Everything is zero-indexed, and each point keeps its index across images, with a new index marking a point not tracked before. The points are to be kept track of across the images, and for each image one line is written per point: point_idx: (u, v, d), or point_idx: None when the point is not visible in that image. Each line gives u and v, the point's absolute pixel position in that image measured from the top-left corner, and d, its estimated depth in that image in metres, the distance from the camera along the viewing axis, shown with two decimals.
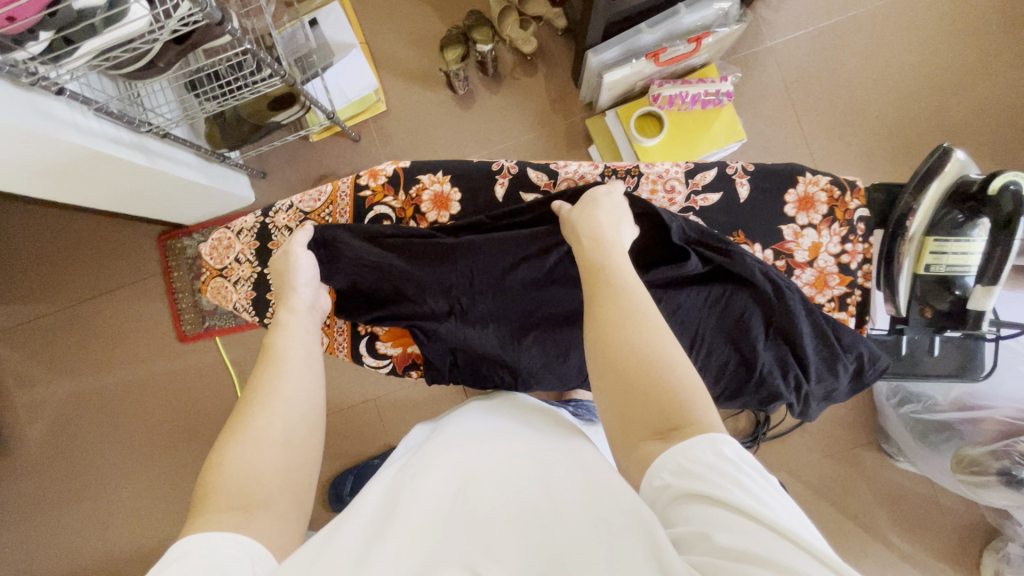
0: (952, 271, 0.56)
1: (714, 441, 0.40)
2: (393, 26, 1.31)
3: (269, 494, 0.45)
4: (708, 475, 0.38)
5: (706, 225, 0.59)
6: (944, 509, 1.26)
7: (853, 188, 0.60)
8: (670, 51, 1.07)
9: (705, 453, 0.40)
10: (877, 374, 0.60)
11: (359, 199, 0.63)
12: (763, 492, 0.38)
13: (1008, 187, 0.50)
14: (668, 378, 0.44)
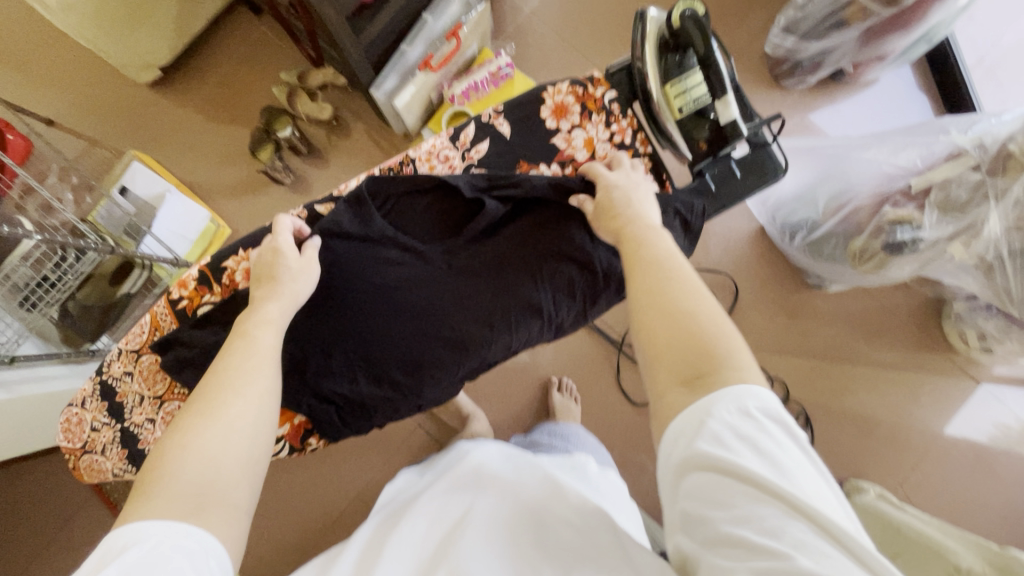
0: (700, 100, 0.60)
1: (743, 396, 0.41)
2: (204, 158, 1.35)
3: (223, 488, 0.41)
4: (732, 444, 0.38)
5: (492, 170, 0.63)
6: (890, 304, 1.34)
7: (592, 79, 0.64)
8: (437, 55, 1.13)
9: (735, 409, 0.40)
10: (700, 218, 0.63)
11: (178, 312, 0.61)
12: (774, 448, 0.38)
13: (686, 16, 0.58)
14: (694, 325, 0.46)
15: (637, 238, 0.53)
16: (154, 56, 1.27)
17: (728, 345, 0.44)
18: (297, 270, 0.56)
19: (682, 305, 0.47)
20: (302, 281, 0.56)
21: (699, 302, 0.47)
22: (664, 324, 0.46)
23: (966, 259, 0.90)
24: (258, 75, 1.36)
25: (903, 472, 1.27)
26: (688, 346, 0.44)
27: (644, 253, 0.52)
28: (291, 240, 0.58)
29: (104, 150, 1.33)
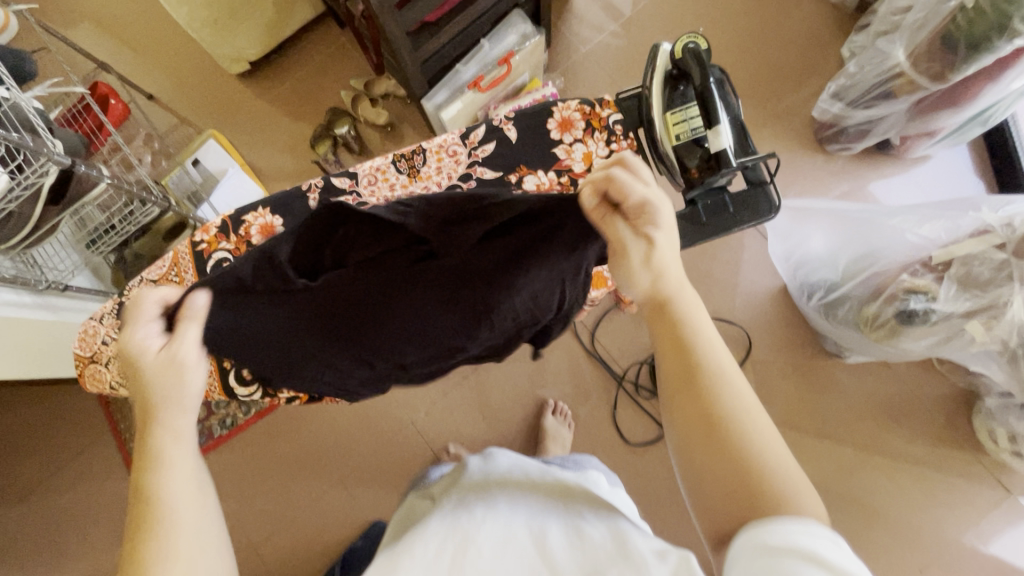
0: (696, 131, 0.63)
1: (810, 524, 0.45)
2: (269, 145, 1.49)
3: None
4: (806, 546, 0.42)
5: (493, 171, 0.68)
6: (918, 389, 1.26)
7: (602, 102, 0.69)
8: (487, 77, 1.21)
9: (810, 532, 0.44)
10: None
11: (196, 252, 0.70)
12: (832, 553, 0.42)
13: (688, 47, 0.62)
14: (755, 449, 0.51)
15: (690, 319, 0.56)
16: (246, 51, 1.43)
17: (799, 500, 0.48)
18: (176, 362, 0.59)
19: (741, 419, 0.52)
20: (192, 355, 0.60)
21: (744, 398, 0.53)
22: (705, 425, 0.52)
23: (988, 342, 0.86)
24: (332, 79, 1.51)
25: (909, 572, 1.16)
26: (745, 471, 0.50)
27: (714, 359, 0.55)
28: (151, 331, 0.60)
29: (190, 127, 1.51)
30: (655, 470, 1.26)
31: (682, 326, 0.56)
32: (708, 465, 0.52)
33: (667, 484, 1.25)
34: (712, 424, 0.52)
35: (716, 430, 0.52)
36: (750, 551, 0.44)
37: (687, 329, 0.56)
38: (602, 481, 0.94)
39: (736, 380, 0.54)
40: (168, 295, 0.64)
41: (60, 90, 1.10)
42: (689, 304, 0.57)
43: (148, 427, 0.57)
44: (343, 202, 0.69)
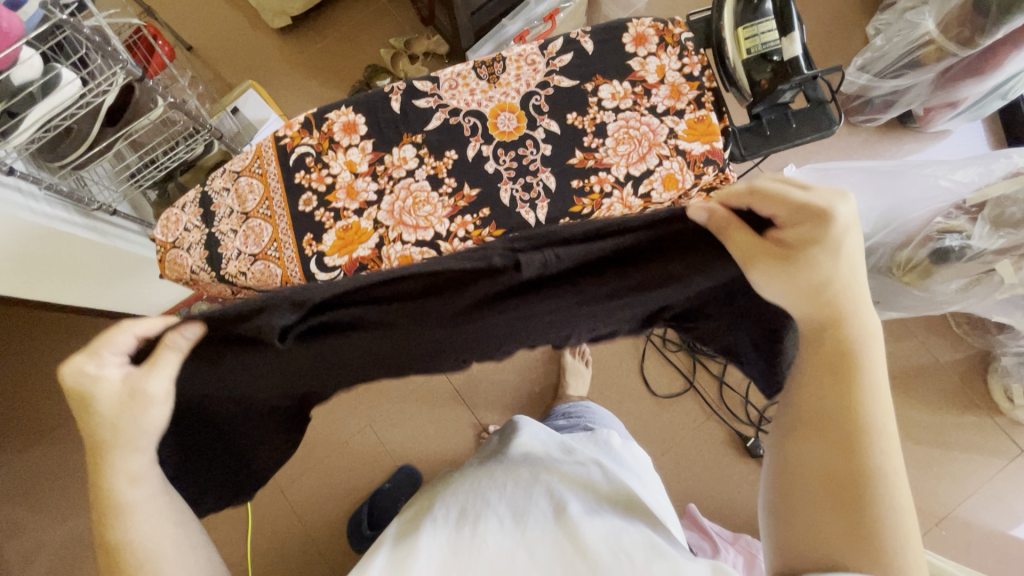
0: (768, 45, 0.67)
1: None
2: (307, 98, 1.52)
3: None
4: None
5: (570, 80, 0.71)
6: (935, 350, 1.31)
7: (674, 22, 0.71)
8: (531, 32, 1.25)
9: (876, 573, 0.46)
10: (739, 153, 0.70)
11: (280, 146, 0.72)
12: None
13: None
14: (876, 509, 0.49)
15: (858, 315, 0.50)
16: (289, 4, 1.46)
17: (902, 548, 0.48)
18: (141, 390, 0.48)
19: (860, 399, 0.50)
20: (161, 406, 0.49)
21: (879, 389, 0.51)
22: (833, 430, 0.51)
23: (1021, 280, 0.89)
24: (371, 37, 1.54)
25: (926, 524, 1.21)
26: (870, 521, 0.48)
27: (873, 417, 0.50)
28: (121, 368, 0.48)
29: (228, 79, 1.53)
30: (681, 422, 1.28)
31: (855, 355, 0.50)
32: (819, 457, 0.51)
33: (693, 437, 1.28)
34: (841, 432, 0.50)
35: (843, 434, 0.50)
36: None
37: (849, 326, 0.50)
38: (612, 437, 0.88)
39: (880, 373, 0.51)
40: (146, 329, 0.48)
41: (118, 21, 1.11)
42: (862, 307, 0.50)
43: (98, 447, 0.49)
44: (425, 103, 0.72)
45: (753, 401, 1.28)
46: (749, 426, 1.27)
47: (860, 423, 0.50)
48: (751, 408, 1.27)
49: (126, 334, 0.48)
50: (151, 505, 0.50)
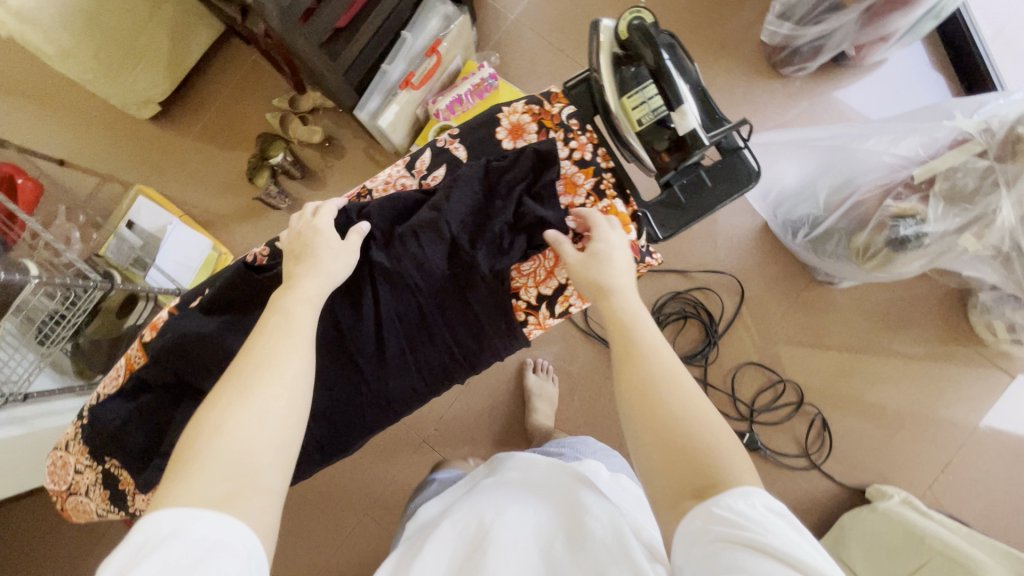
0: (660, 112, 0.57)
1: (747, 494, 0.39)
2: (203, 186, 1.38)
3: (263, 474, 0.42)
4: (748, 525, 0.37)
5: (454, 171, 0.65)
6: (911, 295, 1.26)
7: (550, 96, 0.64)
8: (417, 72, 1.13)
9: (739, 502, 0.38)
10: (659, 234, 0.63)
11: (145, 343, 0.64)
12: (795, 545, 0.36)
13: (632, 23, 0.57)
14: (697, 435, 0.43)
15: (656, 351, 0.49)
16: (151, 92, 1.30)
17: (718, 453, 0.42)
18: (336, 251, 0.59)
19: (691, 431, 0.43)
20: (341, 261, 0.58)
21: (711, 422, 0.44)
22: (685, 463, 0.42)
23: (981, 250, 0.85)
24: (253, 102, 1.39)
25: (933, 475, 1.22)
26: (683, 458, 0.42)
27: (654, 357, 0.48)
28: (333, 220, 0.61)
29: (111, 185, 1.38)
30: None
31: (613, 307, 0.52)
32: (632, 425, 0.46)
33: None
34: (692, 461, 0.42)
35: (705, 479, 0.41)
36: (697, 547, 0.37)
37: (656, 365, 0.47)
38: (600, 469, 0.75)
39: (703, 407, 0.45)
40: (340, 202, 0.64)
41: None
42: (654, 340, 0.49)
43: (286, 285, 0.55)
44: None
45: (740, 396, 1.25)
46: (742, 421, 1.24)
47: (625, 365, 0.48)
48: (740, 404, 1.25)
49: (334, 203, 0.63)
50: (290, 380, 0.47)
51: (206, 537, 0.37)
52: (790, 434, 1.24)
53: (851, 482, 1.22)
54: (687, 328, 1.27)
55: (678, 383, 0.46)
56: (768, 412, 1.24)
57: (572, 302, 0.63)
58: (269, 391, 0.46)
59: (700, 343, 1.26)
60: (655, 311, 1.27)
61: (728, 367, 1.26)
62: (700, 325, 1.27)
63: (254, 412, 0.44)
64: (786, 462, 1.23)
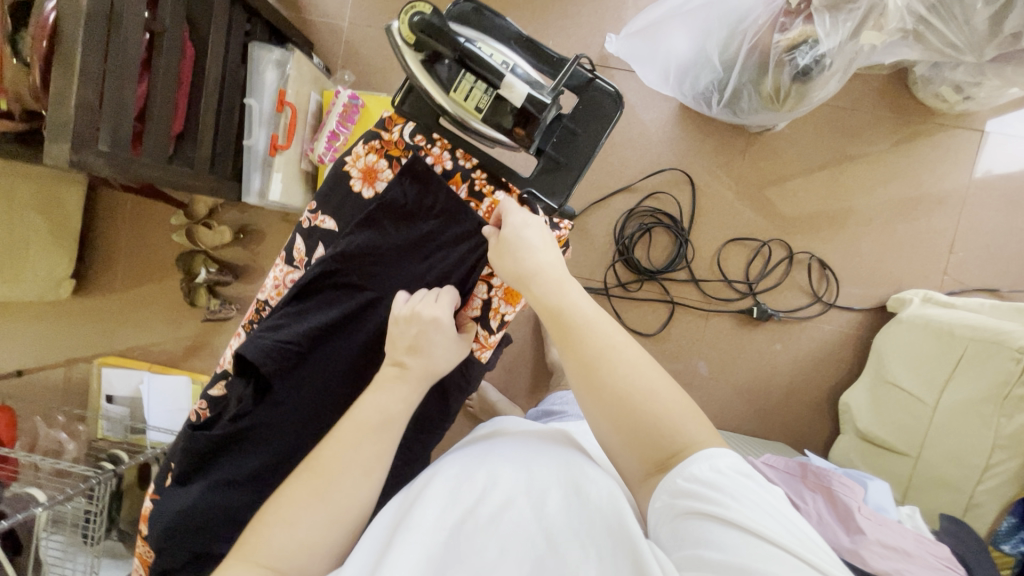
0: (492, 91, 0.53)
1: (709, 457, 0.46)
2: (151, 331, 1.36)
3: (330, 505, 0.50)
4: (707, 494, 0.44)
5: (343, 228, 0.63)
6: (854, 100, 1.19)
7: (385, 123, 0.63)
8: (280, 132, 1.07)
9: (703, 469, 0.46)
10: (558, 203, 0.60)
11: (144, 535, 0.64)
12: (752, 505, 0.43)
13: (416, 21, 0.52)
14: (653, 409, 0.48)
15: (593, 327, 0.51)
16: (59, 269, 1.27)
17: (676, 425, 0.48)
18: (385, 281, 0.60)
19: (648, 407, 0.48)
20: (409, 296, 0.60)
21: (657, 390, 0.49)
22: (643, 437, 0.48)
23: (889, 39, 0.81)
24: (154, 231, 1.34)
25: (942, 260, 1.20)
26: (650, 432, 0.48)
27: (599, 335, 0.51)
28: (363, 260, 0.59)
29: (75, 372, 1.37)
30: (688, 338, 1.25)
31: (546, 299, 0.53)
32: (596, 409, 0.50)
33: (704, 341, 1.25)
34: (645, 436, 0.48)
35: (665, 452, 0.48)
36: (670, 513, 0.46)
37: (597, 347, 0.50)
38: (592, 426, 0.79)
39: (654, 376, 0.49)
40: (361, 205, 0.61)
41: None
42: (587, 317, 0.51)
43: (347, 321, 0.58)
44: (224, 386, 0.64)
45: (733, 276, 1.23)
46: (746, 298, 1.23)
47: (574, 348, 0.51)
48: (736, 283, 1.23)
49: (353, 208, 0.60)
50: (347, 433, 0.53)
51: None
52: (794, 287, 1.22)
53: (870, 303, 1.21)
54: (655, 238, 1.24)
55: (626, 360, 0.50)
56: (765, 278, 1.22)
57: (504, 313, 0.63)
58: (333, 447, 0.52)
59: (672, 246, 1.23)
60: (619, 238, 1.24)
61: (709, 256, 1.24)
62: (664, 230, 1.23)
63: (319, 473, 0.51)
64: (802, 315, 1.22)
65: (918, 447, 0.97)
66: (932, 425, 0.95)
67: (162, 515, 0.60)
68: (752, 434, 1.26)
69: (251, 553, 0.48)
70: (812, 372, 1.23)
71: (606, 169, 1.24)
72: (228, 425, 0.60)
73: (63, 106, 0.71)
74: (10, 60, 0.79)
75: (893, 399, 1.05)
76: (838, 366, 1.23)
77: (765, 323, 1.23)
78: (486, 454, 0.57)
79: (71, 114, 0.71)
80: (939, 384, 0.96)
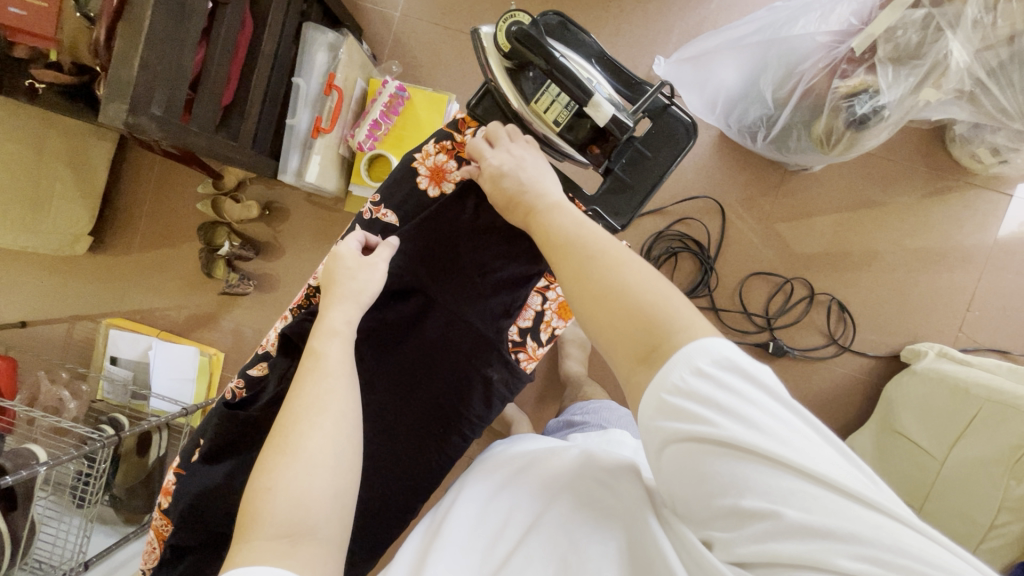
0: (573, 105, 0.54)
1: (686, 359, 0.40)
2: (163, 297, 1.34)
3: (316, 520, 0.43)
4: (695, 415, 0.39)
5: (403, 224, 0.63)
6: (889, 150, 1.21)
7: (458, 125, 0.62)
8: (324, 115, 1.06)
9: (682, 379, 0.40)
10: (622, 220, 0.60)
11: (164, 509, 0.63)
12: (745, 410, 0.39)
13: (510, 30, 0.52)
14: (631, 297, 0.44)
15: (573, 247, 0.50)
16: (79, 224, 1.25)
17: (667, 308, 0.43)
18: (356, 269, 0.58)
19: (627, 300, 0.44)
20: (367, 277, 0.58)
21: (628, 285, 0.45)
22: (631, 328, 0.44)
23: (944, 97, 0.83)
24: (178, 197, 1.33)
25: (959, 317, 1.21)
26: (630, 323, 0.44)
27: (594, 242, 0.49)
28: (353, 241, 0.60)
29: (81, 331, 1.36)
30: None
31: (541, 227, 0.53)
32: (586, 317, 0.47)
33: None
34: (637, 326, 0.43)
35: (648, 343, 0.43)
36: (656, 438, 0.42)
37: (589, 252, 0.48)
38: (625, 437, 0.77)
39: (629, 275, 0.45)
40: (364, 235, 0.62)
41: None
42: (570, 237, 0.50)
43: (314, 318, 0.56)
44: (262, 367, 0.62)
45: (753, 309, 1.24)
46: (763, 332, 1.24)
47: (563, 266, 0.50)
48: (755, 317, 1.24)
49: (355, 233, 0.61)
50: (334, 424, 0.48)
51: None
52: (811, 327, 1.23)
53: (883, 351, 1.23)
54: (681, 263, 1.24)
55: (608, 267, 0.46)
56: (783, 315, 1.23)
57: (555, 326, 0.65)
58: (314, 443, 0.46)
59: (696, 273, 1.24)
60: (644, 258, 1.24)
61: (732, 286, 1.25)
62: (690, 256, 1.24)
63: (300, 469, 0.44)
64: (816, 355, 1.24)
65: (921, 499, 0.98)
66: (939, 479, 0.96)
67: (191, 489, 0.60)
68: None
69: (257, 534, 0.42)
70: (820, 413, 1.24)
71: None
72: (264, 408, 0.60)
73: (125, 66, 0.70)
74: (72, 12, 0.78)
75: (899, 449, 1.06)
76: (846, 410, 1.24)
77: (779, 359, 1.24)
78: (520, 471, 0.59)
79: (132, 76, 0.70)
80: (949, 440, 0.97)
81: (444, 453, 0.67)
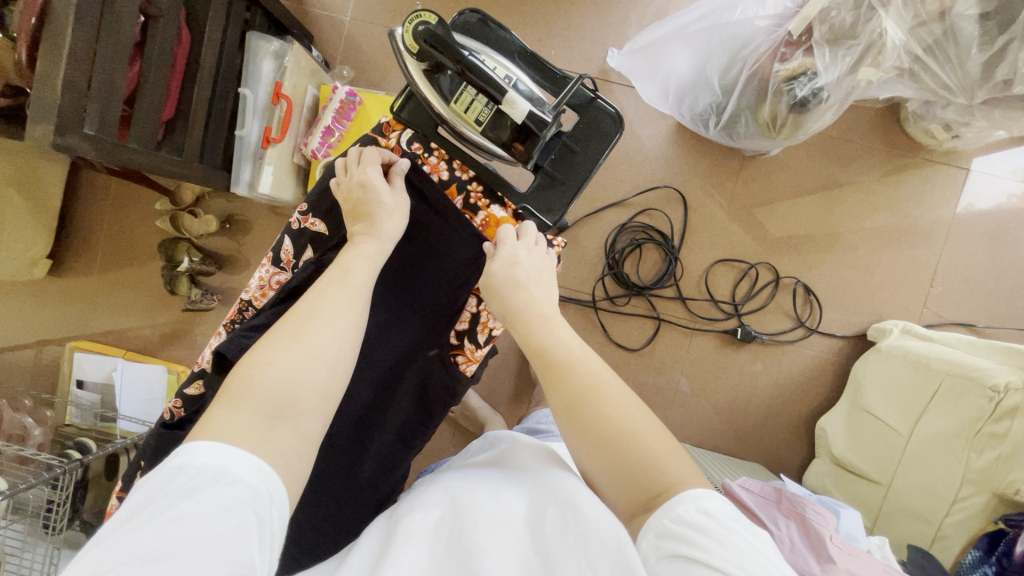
0: (492, 105, 0.53)
1: (698, 497, 0.43)
2: (127, 317, 1.32)
3: (305, 406, 0.44)
4: (690, 535, 0.41)
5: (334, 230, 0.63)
6: (846, 130, 1.21)
7: (383, 129, 0.63)
8: (273, 125, 1.05)
9: (690, 510, 0.42)
10: (554, 220, 0.60)
11: None
12: (743, 547, 0.40)
13: (420, 31, 0.52)
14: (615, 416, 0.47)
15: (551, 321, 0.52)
16: (35, 248, 1.23)
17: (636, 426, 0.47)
18: (392, 207, 0.58)
19: (596, 402, 0.48)
20: (396, 217, 0.58)
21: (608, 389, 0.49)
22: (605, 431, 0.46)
23: (885, 75, 0.83)
24: (136, 215, 1.31)
25: (923, 293, 1.22)
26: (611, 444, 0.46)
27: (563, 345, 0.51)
28: (380, 170, 0.58)
29: (46, 356, 1.34)
30: (673, 355, 1.26)
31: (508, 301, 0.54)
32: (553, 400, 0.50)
33: (687, 359, 1.26)
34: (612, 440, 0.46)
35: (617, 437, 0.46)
36: (650, 555, 0.42)
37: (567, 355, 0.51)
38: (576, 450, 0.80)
39: (637, 416, 0.47)
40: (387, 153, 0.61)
41: None
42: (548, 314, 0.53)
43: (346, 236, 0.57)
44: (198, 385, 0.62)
45: (720, 296, 1.24)
46: (731, 319, 1.24)
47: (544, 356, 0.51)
48: (722, 304, 1.24)
49: (377, 152, 0.60)
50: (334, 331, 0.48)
51: (213, 463, 0.38)
52: (779, 311, 1.24)
53: (851, 331, 1.23)
54: (645, 254, 1.24)
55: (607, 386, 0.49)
56: (750, 300, 1.24)
57: (492, 327, 0.64)
58: (321, 338, 0.47)
59: (661, 264, 1.23)
60: (609, 251, 1.24)
61: (698, 274, 1.25)
62: (654, 247, 1.24)
63: (297, 361, 0.45)
64: (784, 338, 1.24)
65: (890, 477, 0.98)
66: (906, 455, 0.96)
67: None
68: (730, 452, 1.27)
69: (241, 400, 0.42)
70: (792, 396, 1.25)
71: (601, 182, 1.24)
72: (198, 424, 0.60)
73: (47, 87, 0.69)
74: None
75: (869, 429, 1.05)
76: (817, 391, 1.25)
77: (749, 345, 1.24)
78: (490, 476, 0.55)
79: (57, 98, 0.69)
80: (914, 416, 0.97)
81: (390, 462, 0.66)
